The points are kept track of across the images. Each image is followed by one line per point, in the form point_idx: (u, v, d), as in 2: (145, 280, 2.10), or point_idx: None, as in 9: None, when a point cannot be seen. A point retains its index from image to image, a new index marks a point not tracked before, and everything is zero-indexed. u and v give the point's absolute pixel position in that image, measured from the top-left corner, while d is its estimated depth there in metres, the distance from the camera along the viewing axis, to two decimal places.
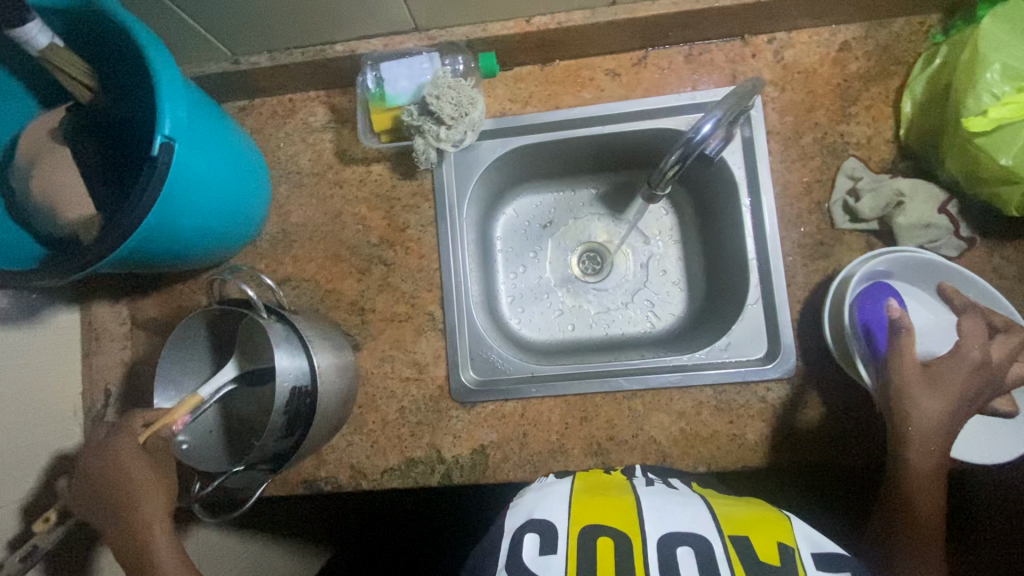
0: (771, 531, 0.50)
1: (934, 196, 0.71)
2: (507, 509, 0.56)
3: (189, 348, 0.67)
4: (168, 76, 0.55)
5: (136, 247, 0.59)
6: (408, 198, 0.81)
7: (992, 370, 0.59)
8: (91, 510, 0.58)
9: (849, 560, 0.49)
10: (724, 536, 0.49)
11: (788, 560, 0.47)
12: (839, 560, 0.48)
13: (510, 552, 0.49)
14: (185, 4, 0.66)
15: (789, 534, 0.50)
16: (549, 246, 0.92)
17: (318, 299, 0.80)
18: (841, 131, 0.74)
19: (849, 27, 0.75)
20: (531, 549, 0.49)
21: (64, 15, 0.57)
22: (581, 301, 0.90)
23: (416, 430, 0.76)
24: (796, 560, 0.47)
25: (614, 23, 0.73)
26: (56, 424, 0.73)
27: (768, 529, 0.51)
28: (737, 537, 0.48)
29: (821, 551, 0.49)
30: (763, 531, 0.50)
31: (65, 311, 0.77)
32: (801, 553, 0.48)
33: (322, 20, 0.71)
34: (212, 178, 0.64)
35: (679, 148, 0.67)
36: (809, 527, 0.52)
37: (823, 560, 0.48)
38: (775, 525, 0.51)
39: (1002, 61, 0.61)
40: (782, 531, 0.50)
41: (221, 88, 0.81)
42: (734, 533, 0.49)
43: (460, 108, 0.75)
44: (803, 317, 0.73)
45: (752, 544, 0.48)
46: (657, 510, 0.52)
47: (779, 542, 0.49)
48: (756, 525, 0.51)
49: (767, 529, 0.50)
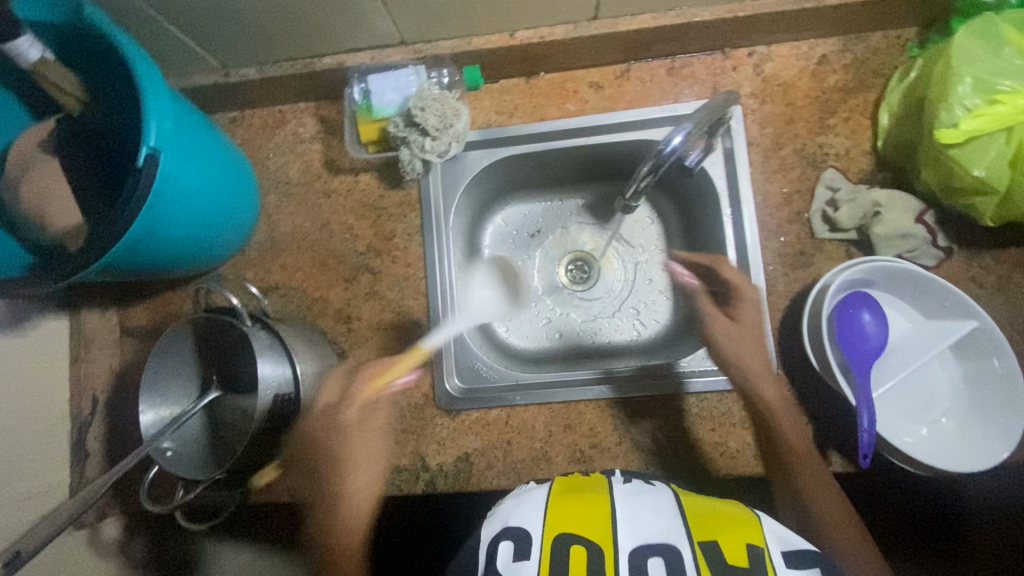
0: (741, 532, 0.51)
1: (910, 207, 0.72)
2: (484, 517, 0.56)
3: (175, 357, 0.68)
4: (154, 89, 0.57)
5: (123, 257, 0.60)
6: (395, 207, 0.82)
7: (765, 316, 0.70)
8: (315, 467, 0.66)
9: (813, 556, 0.50)
10: (694, 542, 0.49)
11: (756, 561, 0.48)
12: (806, 555, 0.49)
13: (486, 560, 0.49)
14: (173, 20, 0.67)
15: (759, 535, 0.51)
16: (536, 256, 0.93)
17: (305, 306, 0.81)
18: (820, 142, 0.76)
19: (828, 41, 0.77)
20: (504, 557, 0.48)
21: (54, 29, 0.59)
22: (569, 310, 0.91)
23: (401, 438, 0.77)
24: (765, 560, 0.48)
25: (596, 37, 0.74)
26: (43, 431, 0.74)
27: (738, 529, 0.51)
28: (705, 542, 0.49)
29: (790, 549, 0.50)
30: (732, 532, 0.51)
31: (54, 318, 0.78)
32: (769, 553, 0.49)
33: (310, 34, 0.73)
34: (200, 188, 0.65)
35: (650, 160, 0.66)
36: (777, 525, 0.52)
37: (792, 559, 0.49)
38: (746, 526, 0.52)
39: (974, 74, 0.62)
40: (753, 531, 0.51)
41: (212, 99, 0.82)
42: (703, 539, 0.49)
43: (445, 120, 0.76)
44: (784, 326, 0.74)
45: (721, 548, 0.49)
46: (631, 517, 0.52)
47: (748, 543, 0.49)
48: (726, 526, 0.52)
49: (737, 531, 0.51)
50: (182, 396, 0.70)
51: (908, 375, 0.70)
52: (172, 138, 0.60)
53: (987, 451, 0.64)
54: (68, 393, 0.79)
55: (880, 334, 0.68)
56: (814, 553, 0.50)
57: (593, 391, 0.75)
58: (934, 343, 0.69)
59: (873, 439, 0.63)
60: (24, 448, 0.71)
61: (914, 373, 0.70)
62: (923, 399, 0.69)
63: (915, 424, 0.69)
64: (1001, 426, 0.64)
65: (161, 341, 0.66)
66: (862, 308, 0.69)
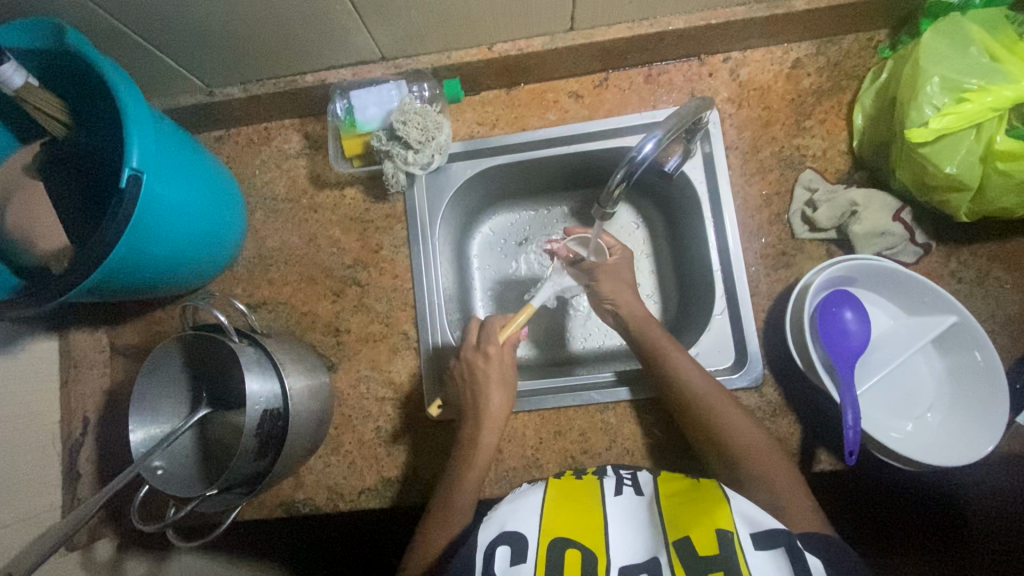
0: (708, 518, 0.50)
1: (888, 205, 0.73)
2: (481, 521, 0.56)
3: (164, 377, 0.67)
4: (135, 110, 0.57)
5: (108, 277, 0.60)
6: (381, 220, 0.83)
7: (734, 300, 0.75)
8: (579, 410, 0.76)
9: (784, 533, 0.48)
10: (669, 544, 0.48)
11: (726, 548, 0.46)
12: (773, 534, 0.48)
13: (484, 564, 0.50)
14: (156, 43, 0.68)
15: (727, 519, 0.49)
16: (525, 263, 0.92)
17: (294, 321, 0.81)
18: (797, 144, 0.77)
19: (801, 45, 0.78)
20: (502, 562, 0.49)
21: (35, 55, 0.59)
22: (560, 317, 0.91)
23: (392, 449, 0.77)
24: (734, 544, 0.47)
25: (573, 48, 0.75)
26: (34, 453, 0.74)
27: (707, 514, 0.50)
28: (678, 541, 0.48)
29: (758, 530, 0.49)
30: (699, 520, 0.50)
31: (43, 340, 0.79)
32: (739, 536, 0.48)
33: (291, 53, 0.74)
34: (183, 206, 0.66)
35: (623, 166, 0.61)
36: (747, 503, 0.51)
37: (760, 539, 0.47)
38: (713, 510, 0.50)
39: (941, 74, 0.63)
40: (721, 515, 0.50)
41: (197, 119, 0.83)
42: (676, 537, 0.49)
43: (427, 133, 0.76)
44: (767, 326, 0.75)
45: (691, 540, 0.48)
46: (623, 533, 0.52)
47: (717, 528, 0.48)
48: (694, 515, 0.51)
49: (704, 517, 0.50)
50: (172, 414, 0.70)
51: (892, 371, 0.70)
52: (154, 158, 0.61)
53: (970, 446, 0.65)
54: (59, 414, 0.79)
55: (863, 332, 0.69)
56: (786, 529, 0.49)
57: (582, 396, 0.76)
58: (917, 339, 0.70)
59: (859, 436, 0.64)
60: (15, 470, 0.71)
61: (897, 369, 0.71)
62: (908, 395, 0.70)
63: (900, 419, 0.69)
64: (984, 420, 0.65)
65: (148, 362, 0.65)
66: (845, 306, 0.69)
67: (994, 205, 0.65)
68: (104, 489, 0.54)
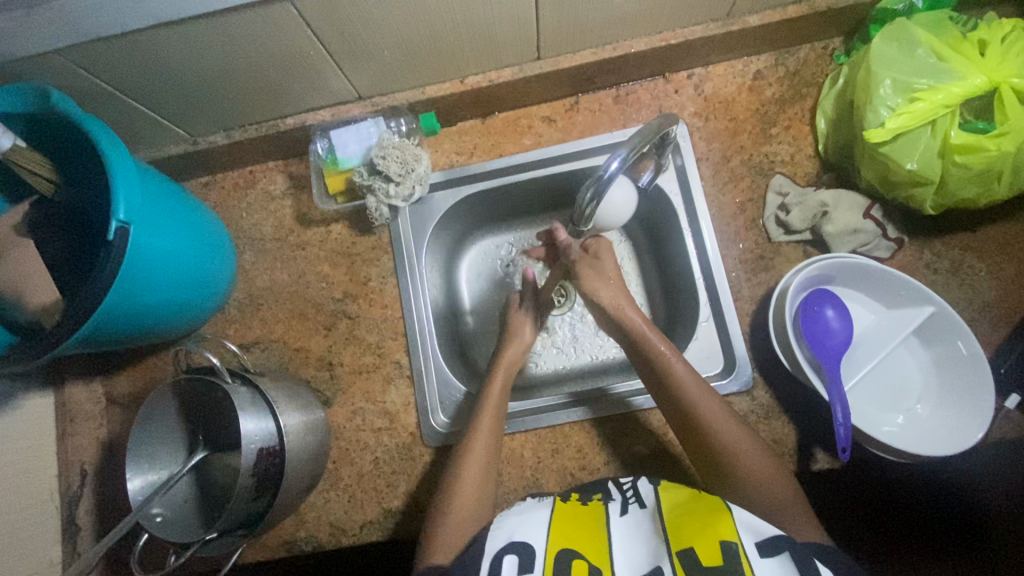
0: (713, 530, 0.50)
1: (857, 204, 0.75)
2: (490, 524, 0.57)
3: (159, 425, 0.68)
4: (122, 167, 0.60)
5: (98, 328, 0.61)
6: (368, 252, 0.84)
7: (718, 306, 0.77)
8: (576, 428, 0.76)
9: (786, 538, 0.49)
10: (672, 554, 0.49)
11: (731, 559, 0.47)
12: (777, 540, 0.49)
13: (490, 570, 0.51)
14: (137, 97, 0.70)
15: (731, 530, 0.49)
16: None
17: (287, 358, 0.82)
18: (765, 151, 0.80)
19: (760, 57, 0.82)
20: (510, 572, 0.50)
21: (21, 117, 0.61)
22: (565, 331, 0.91)
23: (391, 480, 0.77)
24: (740, 557, 0.47)
25: (541, 75, 0.78)
26: (35, 510, 0.74)
27: (710, 525, 0.50)
28: (682, 552, 0.49)
29: (762, 538, 0.49)
30: (703, 531, 0.50)
31: (39, 395, 0.79)
32: (743, 547, 0.48)
33: (270, 99, 0.76)
34: (172, 253, 0.67)
35: (592, 185, 0.62)
36: (750, 515, 0.51)
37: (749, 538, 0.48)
38: (717, 522, 0.50)
39: (892, 76, 0.66)
40: (724, 525, 0.50)
41: (183, 168, 0.86)
42: (680, 548, 0.49)
43: (406, 166, 0.79)
44: (752, 329, 0.76)
45: (696, 552, 0.48)
46: (626, 549, 0.53)
47: (722, 541, 0.48)
48: (696, 524, 0.51)
49: (710, 530, 0.50)
50: (168, 459, 0.70)
51: (877, 365, 0.71)
52: (139, 210, 0.62)
53: (967, 430, 0.65)
54: (56, 468, 0.79)
55: (844, 330, 0.70)
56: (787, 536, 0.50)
57: (619, 394, 0.77)
58: (897, 332, 0.71)
59: (850, 432, 0.64)
60: (16, 527, 0.71)
61: (884, 362, 0.72)
62: (897, 388, 0.71)
63: (891, 412, 0.70)
64: (971, 407, 0.66)
65: (142, 413, 0.66)
66: (825, 304, 0.71)
67: (957, 196, 0.67)
68: (103, 540, 0.54)
